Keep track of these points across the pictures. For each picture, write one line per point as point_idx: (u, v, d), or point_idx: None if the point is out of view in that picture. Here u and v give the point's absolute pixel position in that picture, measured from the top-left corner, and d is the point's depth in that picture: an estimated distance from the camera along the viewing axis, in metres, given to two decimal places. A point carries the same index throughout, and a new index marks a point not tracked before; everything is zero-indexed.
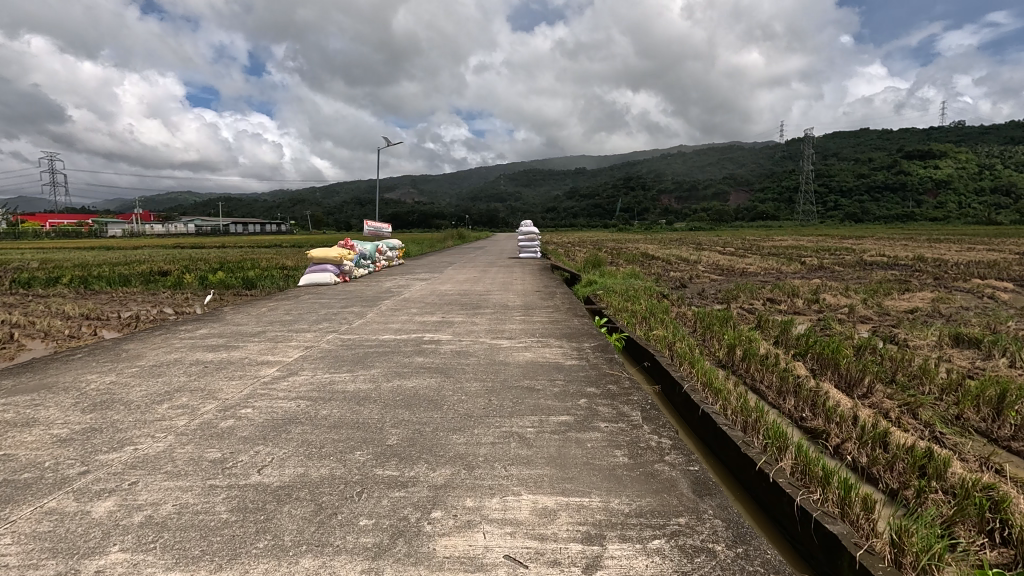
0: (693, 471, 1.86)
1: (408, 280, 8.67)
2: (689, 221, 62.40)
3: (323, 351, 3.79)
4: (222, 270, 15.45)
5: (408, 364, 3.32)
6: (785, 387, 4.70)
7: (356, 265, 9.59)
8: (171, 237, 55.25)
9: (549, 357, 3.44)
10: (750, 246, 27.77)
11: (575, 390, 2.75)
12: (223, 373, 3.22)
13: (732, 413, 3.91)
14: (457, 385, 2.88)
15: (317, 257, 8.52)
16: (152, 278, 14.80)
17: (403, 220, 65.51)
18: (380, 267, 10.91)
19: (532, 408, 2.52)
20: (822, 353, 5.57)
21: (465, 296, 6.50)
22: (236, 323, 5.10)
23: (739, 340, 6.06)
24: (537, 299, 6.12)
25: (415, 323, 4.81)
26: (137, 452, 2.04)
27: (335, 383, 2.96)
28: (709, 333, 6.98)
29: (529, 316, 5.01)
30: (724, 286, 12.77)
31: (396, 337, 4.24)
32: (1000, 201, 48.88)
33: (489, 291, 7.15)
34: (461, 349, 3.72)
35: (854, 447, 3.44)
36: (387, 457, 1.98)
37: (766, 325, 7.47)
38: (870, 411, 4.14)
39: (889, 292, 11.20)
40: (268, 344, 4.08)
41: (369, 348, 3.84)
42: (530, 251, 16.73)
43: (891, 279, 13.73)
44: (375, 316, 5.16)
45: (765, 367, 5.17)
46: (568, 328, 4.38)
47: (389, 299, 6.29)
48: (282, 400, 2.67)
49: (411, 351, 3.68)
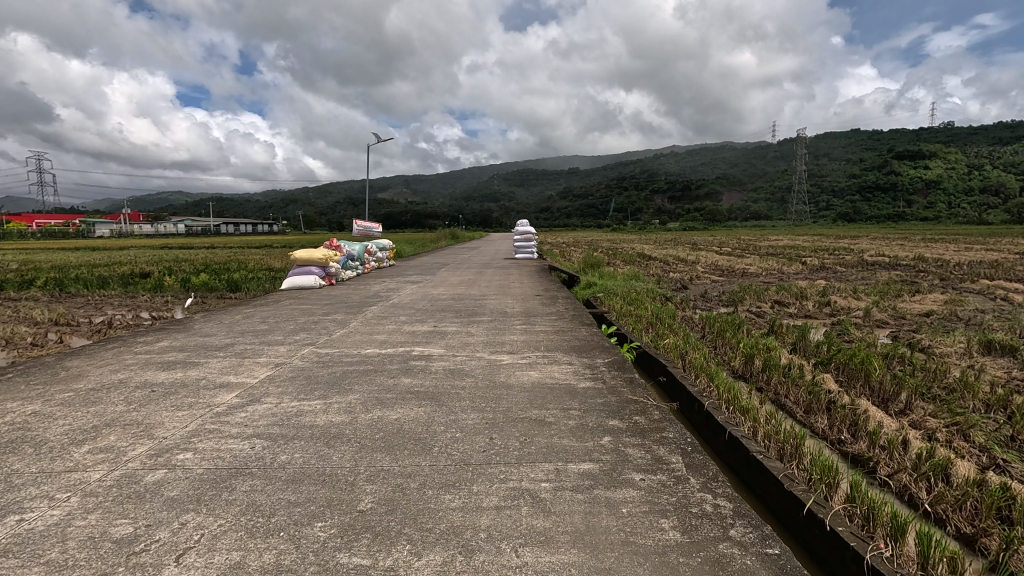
0: (773, 557, 1.38)
1: (399, 284, 8.14)
2: (683, 220, 62.09)
3: (297, 370, 3.25)
4: (205, 272, 14.81)
5: (393, 388, 2.81)
6: (815, 405, 4.24)
7: (344, 267, 9.04)
8: (159, 237, 54.33)
9: (558, 378, 2.93)
10: (748, 246, 27.35)
11: (595, 424, 2.26)
12: (171, 400, 2.69)
13: (764, 439, 3.44)
14: (451, 417, 2.37)
15: (301, 258, 7.97)
16: (131, 280, 14.12)
17: (396, 219, 64.81)
18: (369, 269, 10.36)
19: (545, 449, 2.02)
20: (848, 364, 5.11)
21: (460, 302, 5.97)
22: (204, 334, 4.56)
23: (757, 349, 5.58)
24: (538, 305, 5.63)
25: (404, 334, 4.28)
26: (20, 526, 1.52)
27: (303, 414, 2.44)
28: (721, 340, 6.50)
29: (531, 326, 4.49)
30: (728, 288, 12.31)
31: (382, 351, 3.71)
32: (990, 201, 48.93)
33: (485, 295, 6.63)
34: (455, 367, 3.20)
35: (911, 481, 2.99)
36: (358, 533, 1.48)
37: (782, 331, 7.00)
38: (916, 433, 3.69)
39: (899, 295, 10.80)
40: (234, 360, 3.54)
41: (349, 366, 3.31)
42: (525, 251, 16.21)
43: (898, 280, 13.33)
44: (359, 326, 4.63)
45: (791, 381, 4.70)
46: (576, 340, 3.87)
47: (377, 305, 5.75)
48: (232, 439, 2.15)
49: (398, 370, 3.16)
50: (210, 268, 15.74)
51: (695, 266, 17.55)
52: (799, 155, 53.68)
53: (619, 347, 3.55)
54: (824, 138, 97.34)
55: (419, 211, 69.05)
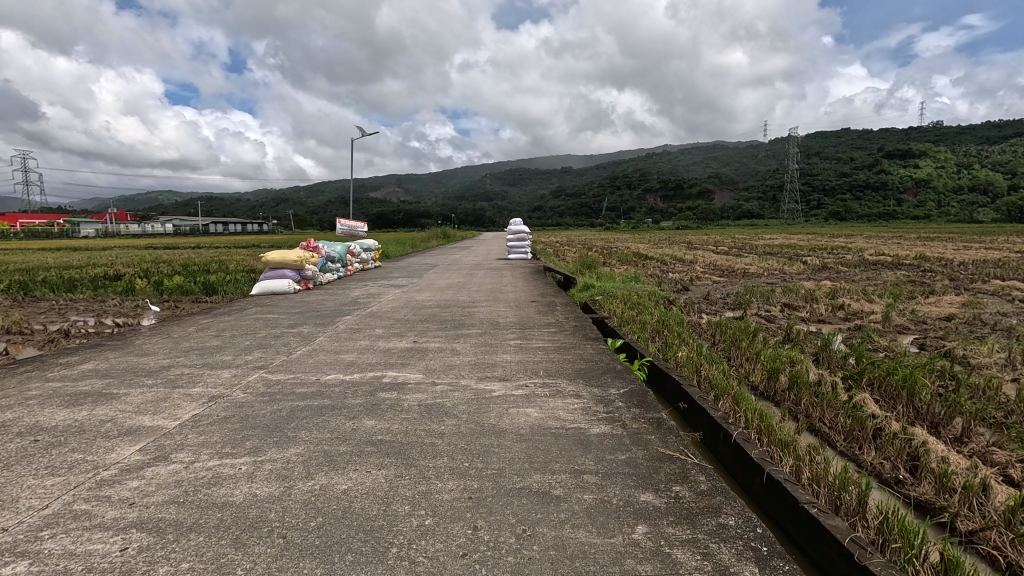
0: None
1: (381, 288, 7.46)
2: (676, 220, 61.71)
3: (236, 405, 2.59)
4: (182, 274, 14.06)
5: (348, 438, 2.14)
6: (859, 433, 3.63)
7: (322, 269, 8.35)
8: (144, 237, 53.20)
9: (564, 420, 2.28)
10: (744, 245, 26.79)
11: (625, 502, 1.62)
12: (47, 458, 1.99)
13: (813, 484, 2.82)
14: (421, 490, 1.71)
15: (273, 260, 7.28)
16: (102, 282, 13.32)
17: (388, 219, 63.99)
18: (351, 271, 9.66)
19: (555, 552, 1.38)
20: (886, 381, 4.50)
21: (446, 311, 5.30)
22: (143, 352, 3.87)
23: (780, 363, 4.97)
24: (534, 314, 4.98)
25: (379, 352, 3.62)
26: None
27: (217, 485, 1.76)
28: (735, 351, 5.89)
29: (527, 341, 3.83)
30: (732, 289, 11.75)
31: (345, 377, 3.03)
32: (979, 200, 48.96)
33: (475, 302, 5.95)
34: (433, 403, 2.54)
35: (1007, 545, 2.38)
36: None
37: (801, 340, 6.39)
38: (991, 472, 3.08)
39: (912, 297, 10.27)
40: (161, 391, 2.85)
41: (302, 400, 2.64)
42: (519, 252, 15.53)
43: (905, 281, 12.80)
44: (325, 342, 3.96)
45: (825, 402, 4.08)
46: (583, 362, 3.23)
47: (352, 315, 5.08)
48: (98, 535, 1.48)
49: (361, 408, 2.49)
50: (187, 270, 14.97)
51: (694, 266, 17.00)
52: (791, 154, 53.48)
53: (637, 374, 2.91)
54: (815, 136, 97.27)
55: (411, 210, 68.33)
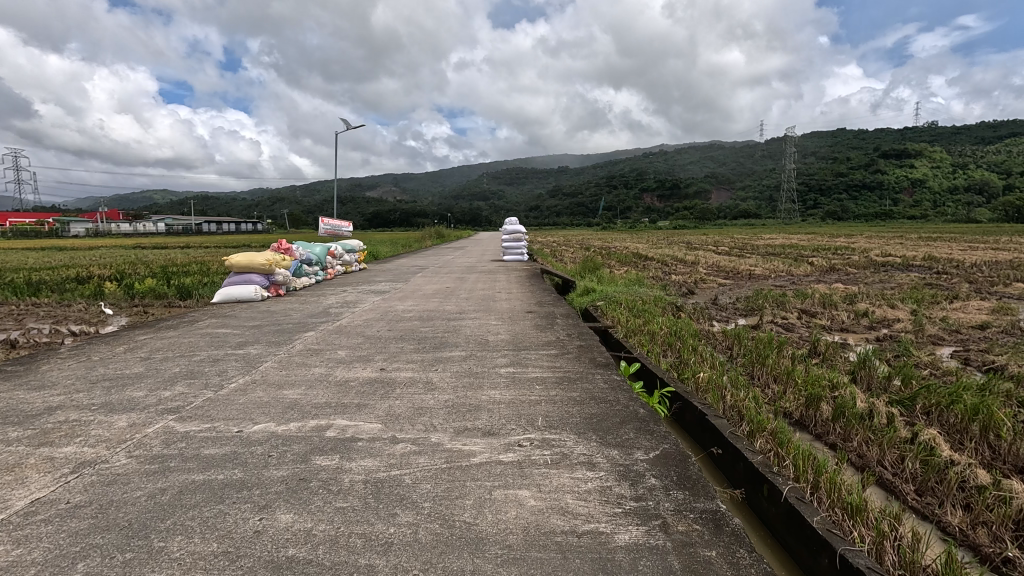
0: None
1: (360, 296, 6.69)
2: (672, 219, 61.12)
3: (105, 480, 1.81)
4: (156, 277, 13.21)
5: (240, 556, 1.38)
6: (937, 487, 2.91)
7: (297, 272, 7.58)
8: (133, 236, 52.21)
9: (576, 517, 1.53)
10: (745, 246, 26.22)
11: None
12: None
13: None
14: None
15: (238, 263, 6.48)
16: (70, 286, 12.49)
17: (383, 218, 63.08)
18: (331, 275, 8.88)
19: None
20: (950, 411, 3.76)
21: (427, 325, 4.52)
22: (40, 383, 3.07)
23: (820, 388, 4.24)
24: (531, 330, 4.21)
25: (334, 387, 2.84)
26: None
27: None
28: (761, 368, 5.14)
29: (521, 370, 3.06)
30: (741, 293, 11.05)
31: (278, 428, 2.26)
32: (974, 200, 48.63)
33: (463, 313, 5.19)
34: (386, 481, 1.78)
35: None
36: None
37: (833, 356, 5.64)
38: None
39: (935, 302, 9.58)
40: (13, 453, 2.05)
41: (200, 471, 1.86)
42: (514, 252, 14.73)
43: (923, 284, 12.08)
44: (271, 370, 3.18)
45: (886, 443, 3.36)
46: (596, 403, 2.48)
47: (317, 332, 4.32)
48: None
49: (278, 490, 1.72)
50: (164, 272, 14.17)
51: (697, 267, 16.31)
52: (789, 154, 52.98)
53: (671, 430, 2.13)
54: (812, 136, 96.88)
55: (407, 209, 67.70)
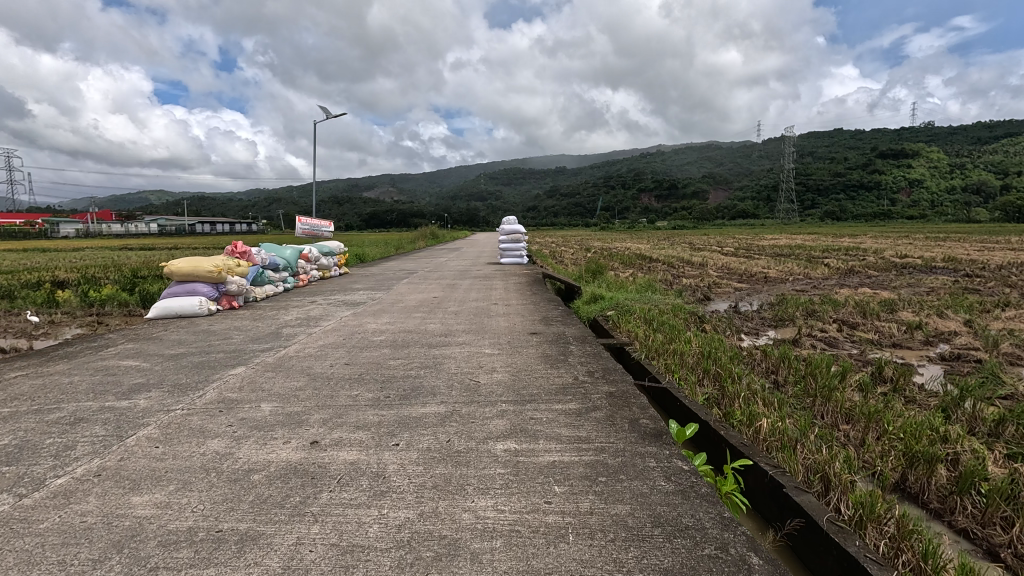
0: None
1: (328, 309, 5.57)
2: (670, 220, 60.22)
3: None
4: (122, 282, 12.05)
5: None
6: None
7: (256, 279, 6.46)
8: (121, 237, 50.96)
9: None
10: (751, 246, 25.26)
11: None
12: None
13: None
14: None
15: (179, 271, 5.35)
16: (24, 292, 11.31)
17: (378, 219, 61.94)
18: (303, 282, 7.78)
19: None
20: None
21: (399, 357, 3.39)
22: None
23: (926, 441, 3.15)
24: (539, 367, 3.08)
25: (220, 487, 1.72)
26: None
27: None
28: (826, 405, 4.03)
29: (528, 449, 1.95)
30: (763, 300, 9.95)
31: None
32: (972, 200, 47.86)
33: (450, 336, 4.08)
34: None
35: None
36: None
37: (908, 387, 4.51)
38: None
39: (984, 311, 8.52)
40: None
41: None
42: (512, 255, 13.61)
43: (958, 288, 11.02)
44: (143, 446, 2.05)
45: None
46: (664, 541, 1.38)
47: (247, 368, 3.17)
48: None
49: None
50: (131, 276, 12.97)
51: (708, 270, 15.21)
52: (788, 154, 52.18)
53: None
54: (811, 135, 95.93)
55: (403, 208, 66.58)
